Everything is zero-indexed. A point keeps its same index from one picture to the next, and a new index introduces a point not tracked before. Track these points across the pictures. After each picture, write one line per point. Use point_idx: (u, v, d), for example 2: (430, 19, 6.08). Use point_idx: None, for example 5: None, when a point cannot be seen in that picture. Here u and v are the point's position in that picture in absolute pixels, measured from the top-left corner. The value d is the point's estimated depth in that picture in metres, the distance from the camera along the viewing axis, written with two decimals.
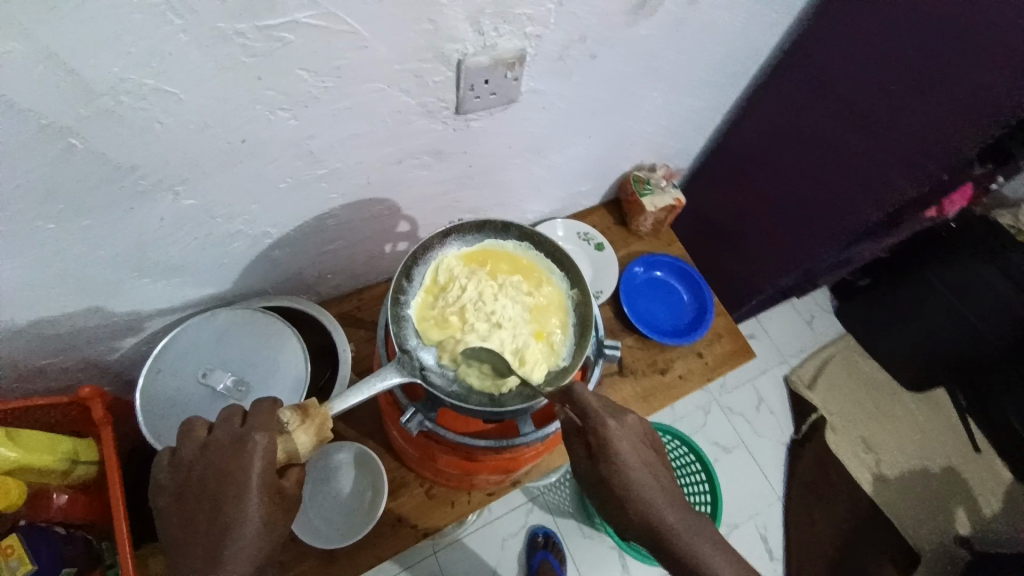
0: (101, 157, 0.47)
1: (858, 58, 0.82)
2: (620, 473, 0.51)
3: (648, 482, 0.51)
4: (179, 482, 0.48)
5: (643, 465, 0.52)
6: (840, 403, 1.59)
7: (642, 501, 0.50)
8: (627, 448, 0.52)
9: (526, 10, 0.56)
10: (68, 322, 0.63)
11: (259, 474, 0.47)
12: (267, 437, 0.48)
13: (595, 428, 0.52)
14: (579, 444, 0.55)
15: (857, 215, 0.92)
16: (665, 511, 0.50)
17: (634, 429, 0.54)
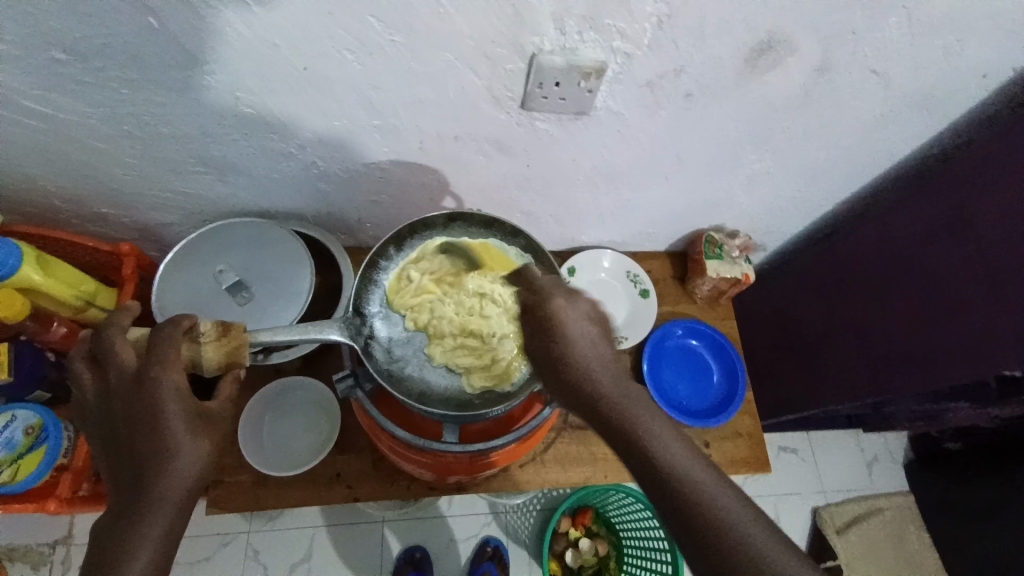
0: (176, 43, 0.51)
1: (1016, 202, 0.69)
2: (563, 342, 0.50)
3: (592, 360, 0.50)
4: (99, 416, 0.50)
5: (592, 338, 0.50)
6: (866, 566, 1.37)
7: (583, 370, 0.49)
8: (575, 320, 0.50)
9: (618, 23, 0.52)
10: (128, 183, 0.69)
11: (174, 406, 0.47)
12: (172, 373, 0.48)
13: (542, 303, 0.51)
14: (525, 326, 0.53)
15: (935, 375, 0.78)
16: (602, 377, 0.49)
17: (581, 307, 0.51)
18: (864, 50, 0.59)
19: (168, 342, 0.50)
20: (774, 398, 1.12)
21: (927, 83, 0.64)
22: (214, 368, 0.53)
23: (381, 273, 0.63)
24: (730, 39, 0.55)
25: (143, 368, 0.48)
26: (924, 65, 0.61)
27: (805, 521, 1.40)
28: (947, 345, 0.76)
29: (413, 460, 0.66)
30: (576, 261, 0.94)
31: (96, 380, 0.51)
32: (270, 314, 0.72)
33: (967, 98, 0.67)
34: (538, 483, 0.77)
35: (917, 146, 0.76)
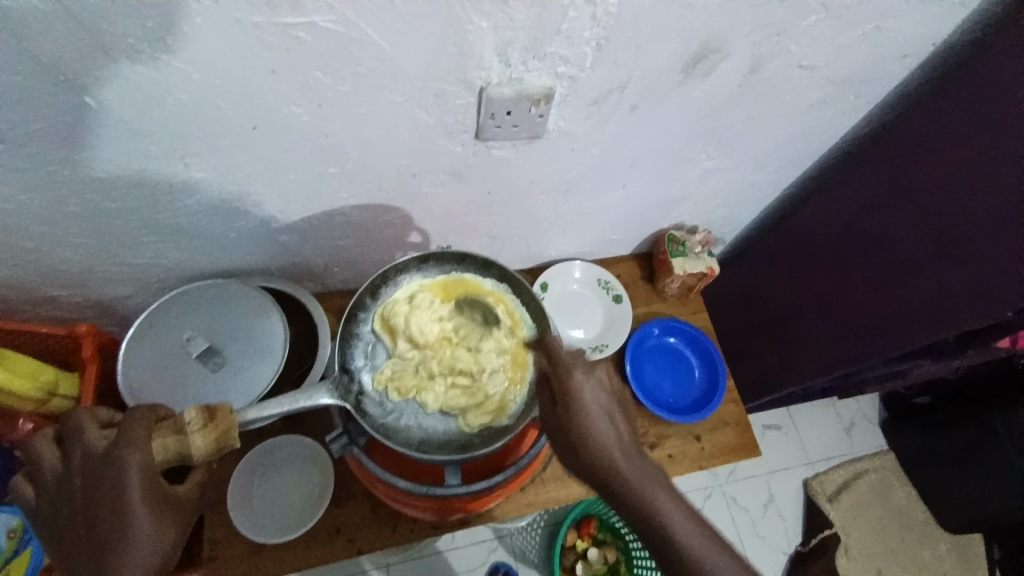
0: (116, 117, 0.50)
1: (951, 167, 0.73)
2: (583, 420, 0.52)
3: (609, 437, 0.52)
4: (59, 498, 0.48)
5: (606, 411, 0.53)
6: (859, 527, 1.43)
7: (602, 447, 0.51)
8: (591, 394, 0.53)
9: (559, 50, 0.54)
10: (78, 262, 0.66)
11: (138, 488, 0.46)
12: (140, 452, 0.46)
13: (561, 377, 0.54)
14: (545, 393, 0.56)
15: (902, 339, 0.82)
16: (619, 453, 0.52)
17: (597, 378, 0.54)
18: (790, 49, 0.62)
19: (142, 425, 0.48)
20: (753, 381, 1.16)
21: (850, 70, 0.68)
22: (202, 459, 0.48)
23: (361, 324, 0.64)
24: (667, 51, 0.58)
25: (112, 446, 0.47)
26: (846, 54, 0.66)
27: (798, 494, 1.45)
28: (904, 308, 0.80)
29: (416, 504, 0.65)
30: (547, 276, 0.96)
31: (59, 462, 0.49)
32: (244, 376, 0.69)
33: (888, 80, 0.72)
34: (542, 503, 0.77)
35: (849, 128, 0.81)
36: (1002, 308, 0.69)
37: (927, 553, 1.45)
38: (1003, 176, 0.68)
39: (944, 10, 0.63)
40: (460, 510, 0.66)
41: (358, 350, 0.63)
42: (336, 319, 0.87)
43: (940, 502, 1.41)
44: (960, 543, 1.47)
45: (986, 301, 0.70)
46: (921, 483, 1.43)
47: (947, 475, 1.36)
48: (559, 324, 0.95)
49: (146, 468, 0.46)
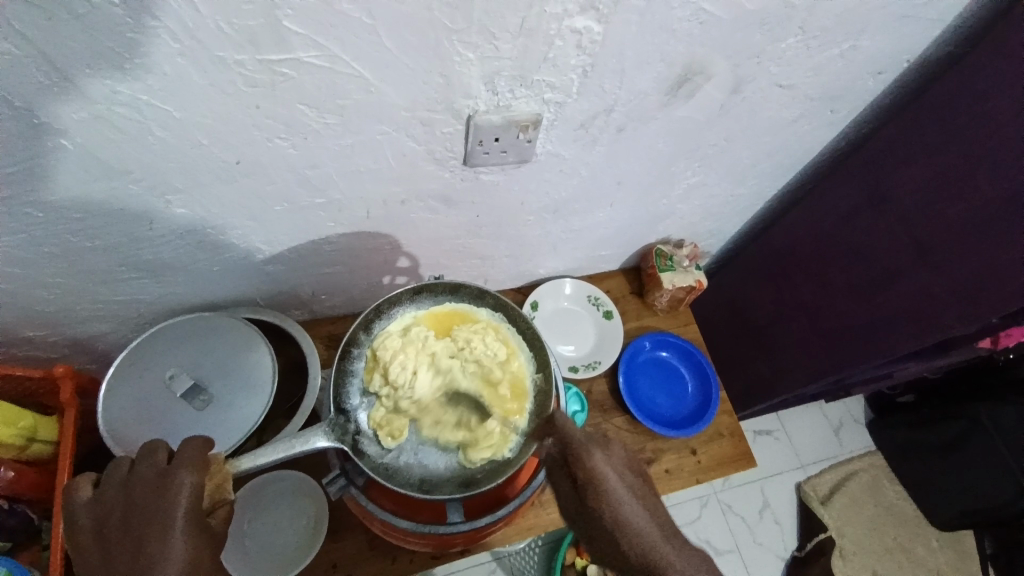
0: (94, 158, 0.48)
1: (925, 177, 0.75)
2: (613, 506, 0.56)
3: (639, 516, 0.57)
4: (90, 536, 0.46)
5: (629, 493, 0.57)
6: (854, 528, 1.43)
7: (637, 532, 0.56)
8: (614, 476, 0.57)
9: (546, 77, 0.54)
10: (54, 303, 0.64)
11: (186, 511, 0.46)
12: (194, 475, 0.47)
13: (584, 462, 0.57)
14: (564, 479, 0.59)
15: (889, 347, 0.83)
16: (651, 533, 0.56)
17: (617, 461, 0.59)
18: (770, 69, 0.63)
19: (190, 451, 0.49)
20: (743, 389, 1.17)
21: (829, 86, 0.70)
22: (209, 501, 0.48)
23: (356, 360, 0.64)
24: (651, 74, 0.58)
25: (167, 471, 0.47)
26: (824, 72, 0.67)
27: (792, 498, 1.46)
28: (889, 317, 0.82)
29: (415, 540, 0.64)
30: (537, 294, 0.96)
31: (92, 497, 0.48)
32: (229, 414, 0.66)
33: (865, 95, 0.74)
34: (541, 526, 0.76)
35: (828, 141, 0.82)
36: (987, 313, 0.70)
37: (922, 550, 1.45)
38: (976, 186, 0.70)
39: (918, 27, 0.64)
40: (462, 542, 0.66)
41: (353, 388, 0.63)
42: (325, 347, 0.85)
43: (926, 498, 1.43)
44: (954, 539, 1.48)
45: (968, 309, 0.72)
46: (911, 481, 1.46)
47: (933, 469, 1.39)
48: (551, 342, 0.95)
49: (197, 494, 0.47)
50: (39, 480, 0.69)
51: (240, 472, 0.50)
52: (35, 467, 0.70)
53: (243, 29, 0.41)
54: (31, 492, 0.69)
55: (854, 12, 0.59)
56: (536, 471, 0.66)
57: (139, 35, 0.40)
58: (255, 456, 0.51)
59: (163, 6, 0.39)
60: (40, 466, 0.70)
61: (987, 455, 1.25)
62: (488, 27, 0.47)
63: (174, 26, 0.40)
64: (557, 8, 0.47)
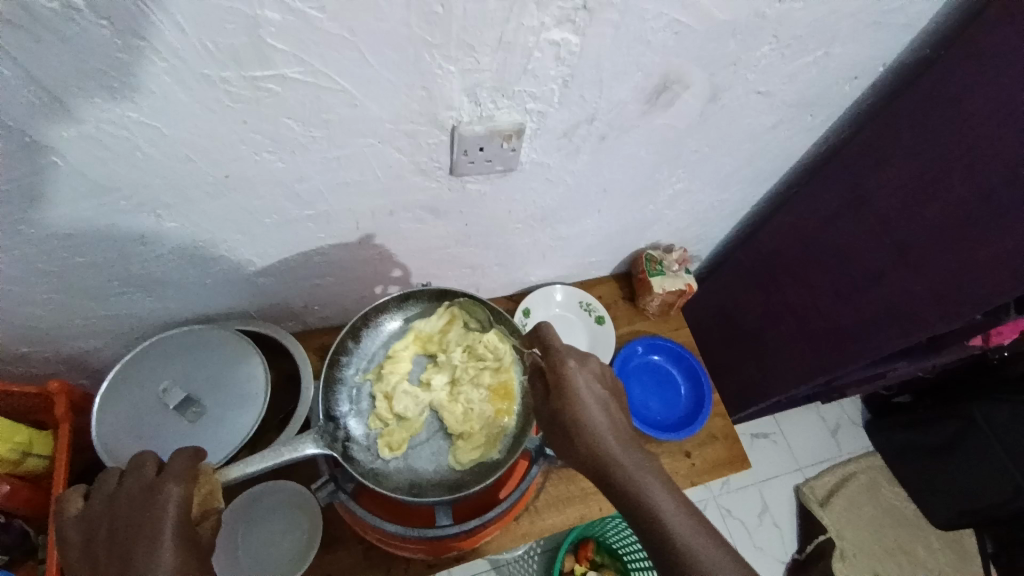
0: (84, 175, 0.50)
1: (900, 177, 0.77)
2: (575, 406, 0.54)
3: (603, 426, 0.53)
4: (79, 550, 0.47)
5: (599, 401, 0.55)
6: (854, 531, 1.43)
7: (596, 433, 0.53)
8: (585, 384, 0.55)
9: (526, 88, 0.56)
10: (48, 319, 0.65)
11: (174, 521, 0.46)
12: (182, 486, 0.48)
13: (556, 364, 0.56)
14: (539, 381, 0.57)
15: (874, 346, 0.84)
16: (610, 440, 0.53)
17: (589, 370, 0.56)
18: (747, 77, 0.65)
19: (178, 464, 0.49)
20: (736, 392, 1.17)
21: (807, 92, 0.71)
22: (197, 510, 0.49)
23: (344, 368, 0.66)
24: (630, 84, 0.60)
25: (154, 482, 0.48)
26: (801, 78, 0.68)
27: (791, 501, 1.46)
28: (873, 316, 0.83)
29: (409, 547, 0.64)
30: (529, 301, 0.97)
31: (80, 512, 0.48)
32: (222, 426, 0.66)
33: (842, 100, 0.75)
34: (537, 532, 0.75)
35: (809, 146, 0.84)
36: (970, 310, 0.71)
37: (924, 551, 1.44)
38: (952, 186, 0.71)
39: (890, 33, 0.66)
40: (454, 548, 0.65)
41: (342, 396, 0.65)
42: (318, 358, 0.85)
43: (928, 501, 1.43)
44: (955, 539, 1.47)
45: (950, 307, 0.73)
46: (910, 482, 1.46)
47: (933, 471, 1.39)
48: None
49: (184, 504, 0.47)
50: (35, 496, 0.69)
51: (227, 482, 0.51)
52: (30, 484, 0.70)
53: (227, 47, 0.43)
54: (26, 507, 0.68)
55: (825, 20, 0.61)
56: (527, 473, 0.66)
57: (127, 55, 0.41)
58: (242, 467, 0.52)
59: (149, 27, 0.40)
60: (35, 484, 0.71)
61: (983, 454, 1.26)
62: (467, 42, 0.49)
63: (160, 46, 0.41)
64: (533, 22, 0.49)
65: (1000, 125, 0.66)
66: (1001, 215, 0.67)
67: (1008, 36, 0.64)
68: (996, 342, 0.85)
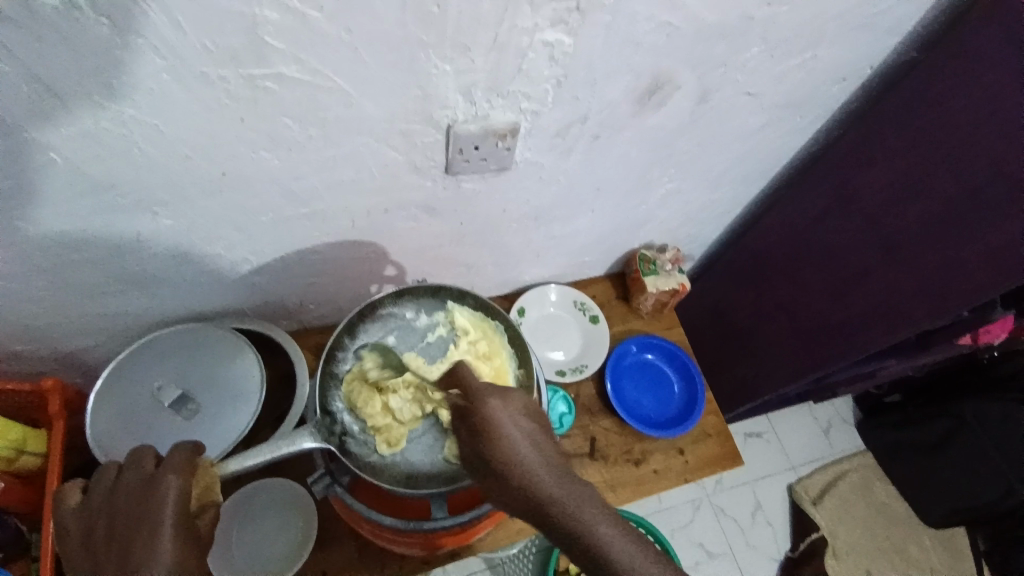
0: (81, 172, 0.50)
1: (888, 176, 0.78)
2: (502, 450, 0.52)
3: (532, 462, 0.52)
4: (78, 542, 0.47)
5: (527, 437, 0.53)
6: (847, 529, 1.44)
7: (524, 475, 0.51)
8: (510, 426, 0.53)
9: (521, 88, 0.56)
10: (44, 317, 0.65)
11: (174, 512, 0.46)
12: (181, 478, 0.48)
13: (481, 412, 0.53)
14: (462, 429, 0.55)
15: (862, 343, 0.86)
16: (542, 474, 0.52)
17: (517, 407, 0.55)
18: (736, 78, 0.66)
19: (177, 459, 0.49)
20: (729, 390, 1.18)
21: (796, 94, 0.73)
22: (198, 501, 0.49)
23: (340, 364, 0.66)
24: (622, 84, 0.61)
25: (154, 476, 0.48)
26: (791, 79, 0.69)
27: (783, 500, 1.47)
28: (862, 313, 0.85)
29: (403, 541, 0.64)
30: (523, 301, 0.98)
31: (79, 505, 0.49)
32: (218, 424, 0.67)
33: (831, 101, 0.77)
34: (531, 529, 0.76)
35: (798, 146, 0.85)
36: (956, 306, 0.72)
37: (916, 549, 1.45)
38: (940, 185, 0.72)
39: (878, 35, 0.67)
40: (449, 542, 0.66)
41: (337, 391, 0.64)
42: (314, 356, 0.86)
43: (920, 501, 1.44)
44: (947, 537, 1.49)
45: (938, 305, 0.74)
46: (902, 482, 1.47)
47: (926, 469, 1.41)
48: (538, 347, 0.97)
49: (183, 497, 0.47)
50: (26, 494, 0.69)
51: (226, 475, 0.51)
52: (21, 480, 0.69)
53: (225, 45, 0.43)
54: (19, 504, 0.68)
55: (814, 22, 0.62)
56: None
57: (124, 53, 0.42)
58: (243, 458, 0.52)
59: (146, 24, 0.41)
60: (28, 481, 0.70)
61: (973, 450, 1.29)
62: (462, 42, 0.49)
63: (159, 43, 0.42)
64: (527, 23, 0.50)
65: (984, 123, 0.67)
66: (985, 215, 0.68)
67: (992, 37, 0.65)
68: (986, 340, 0.87)
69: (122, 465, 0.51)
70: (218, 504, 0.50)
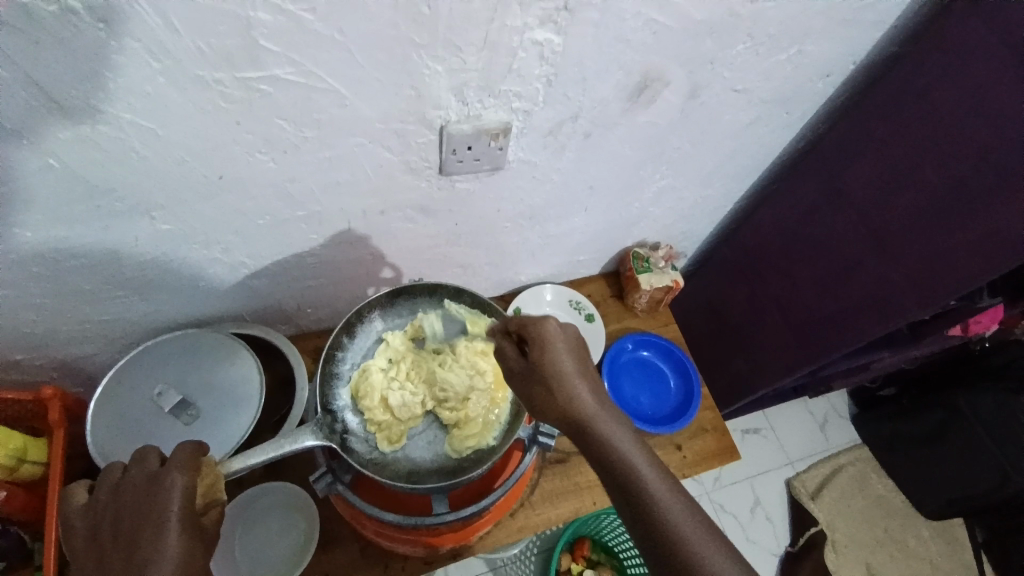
0: (80, 177, 0.50)
1: (874, 169, 0.79)
2: (553, 355, 0.55)
3: (579, 380, 0.54)
4: (84, 539, 0.47)
5: (577, 356, 0.56)
6: (845, 521, 1.46)
7: (565, 383, 0.54)
8: (565, 340, 0.56)
9: (512, 87, 0.58)
10: (41, 324, 0.65)
11: (179, 509, 0.47)
12: (186, 476, 0.48)
13: (537, 326, 0.57)
14: (516, 346, 0.59)
15: (855, 335, 0.87)
16: (582, 391, 0.54)
17: (570, 334, 0.57)
18: (723, 75, 0.67)
19: (182, 457, 0.49)
20: (725, 386, 1.19)
21: (782, 90, 0.74)
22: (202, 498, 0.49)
23: (339, 363, 0.66)
24: (612, 83, 0.62)
25: (160, 473, 0.48)
26: (776, 75, 0.71)
27: (782, 495, 1.48)
28: (853, 304, 0.86)
29: (405, 538, 0.64)
30: (519, 301, 0.98)
31: (85, 504, 0.49)
32: (218, 428, 0.67)
33: (817, 97, 0.78)
34: (533, 527, 0.76)
35: (786, 142, 0.86)
36: (946, 295, 0.74)
37: (914, 540, 1.47)
38: (928, 176, 0.73)
39: (860, 30, 0.69)
40: (450, 540, 0.66)
41: (339, 389, 0.66)
42: (312, 360, 0.86)
43: (918, 492, 1.46)
44: (945, 528, 1.50)
45: (928, 295, 0.76)
46: (900, 474, 1.48)
47: (922, 462, 1.41)
48: None
49: (188, 493, 0.48)
50: (29, 502, 0.68)
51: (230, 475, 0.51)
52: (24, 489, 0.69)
53: (220, 48, 0.44)
54: (22, 513, 0.68)
55: (796, 18, 0.63)
56: (520, 461, 0.68)
57: (122, 56, 0.43)
58: (247, 458, 0.52)
59: (143, 29, 0.41)
60: (30, 489, 0.70)
61: (969, 445, 1.28)
62: (454, 42, 0.50)
63: (155, 47, 0.43)
64: (517, 22, 0.51)
65: (971, 116, 0.68)
66: (974, 203, 0.69)
67: (977, 29, 0.67)
68: (976, 331, 0.89)
69: (125, 465, 0.52)
70: (223, 502, 0.51)
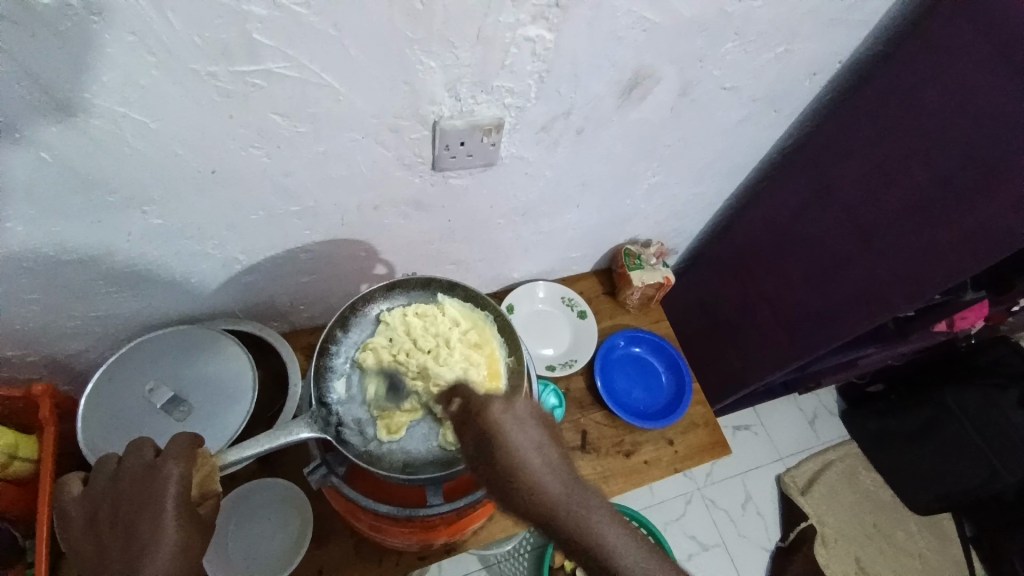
0: (72, 171, 0.50)
1: (860, 166, 0.81)
2: (508, 454, 0.49)
3: (543, 469, 0.50)
4: (83, 526, 0.48)
5: (535, 445, 0.51)
6: (835, 516, 1.46)
7: (529, 483, 0.49)
8: (515, 429, 0.50)
9: (505, 83, 0.58)
10: (31, 320, 0.64)
11: (174, 500, 0.47)
12: (181, 465, 0.48)
13: (484, 414, 0.51)
14: (466, 432, 0.52)
15: (843, 330, 0.88)
16: (549, 483, 0.50)
17: (523, 412, 0.52)
18: (713, 73, 0.68)
19: (176, 448, 0.49)
20: (716, 382, 1.21)
21: (770, 89, 0.75)
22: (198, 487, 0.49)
23: (334, 357, 0.67)
24: (604, 79, 0.63)
25: (155, 463, 0.48)
26: (764, 74, 0.72)
27: (773, 490, 1.50)
28: (841, 299, 0.87)
29: (399, 530, 0.65)
30: (513, 297, 0.99)
31: (83, 493, 0.50)
32: (210, 425, 0.67)
33: (804, 95, 0.80)
34: (526, 522, 0.77)
35: (775, 140, 0.88)
36: (930, 290, 0.75)
37: (903, 535, 1.48)
38: (911, 172, 0.75)
39: (847, 29, 0.70)
40: (445, 531, 0.67)
41: (333, 382, 0.65)
42: (306, 356, 0.86)
43: (904, 487, 1.47)
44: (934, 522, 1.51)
45: (912, 290, 0.77)
46: (889, 471, 1.49)
47: (910, 458, 1.44)
48: (529, 343, 0.98)
49: (183, 483, 0.48)
50: (19, 500, 0.68)
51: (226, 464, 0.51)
52: (15, 486, 0.69)
53: (215, 42, 0.44)
54: (9, 510, 0.68)
55: (784, 18, 0.64)
56: None
57: (116, 49, 0.43)
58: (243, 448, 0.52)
59: (136, 21, 0.41)
60: (21, 486, 0.69)
61: (956, 439, 1.32)
62: (448, 37, 0.51)
63: (150, 40, 0.43)
64: (510, 18, 0.51)
65: (953, 114, 0.70)
66: (953, 212, 0.71)
67: (961, 30, 0.68)
68: (961, 325, 0.92)
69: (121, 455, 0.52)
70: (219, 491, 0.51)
